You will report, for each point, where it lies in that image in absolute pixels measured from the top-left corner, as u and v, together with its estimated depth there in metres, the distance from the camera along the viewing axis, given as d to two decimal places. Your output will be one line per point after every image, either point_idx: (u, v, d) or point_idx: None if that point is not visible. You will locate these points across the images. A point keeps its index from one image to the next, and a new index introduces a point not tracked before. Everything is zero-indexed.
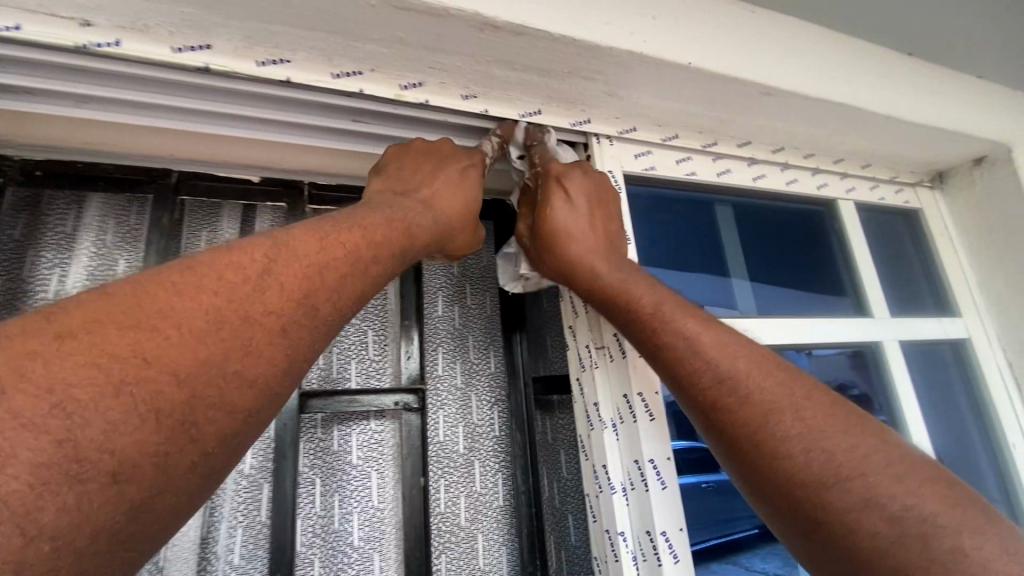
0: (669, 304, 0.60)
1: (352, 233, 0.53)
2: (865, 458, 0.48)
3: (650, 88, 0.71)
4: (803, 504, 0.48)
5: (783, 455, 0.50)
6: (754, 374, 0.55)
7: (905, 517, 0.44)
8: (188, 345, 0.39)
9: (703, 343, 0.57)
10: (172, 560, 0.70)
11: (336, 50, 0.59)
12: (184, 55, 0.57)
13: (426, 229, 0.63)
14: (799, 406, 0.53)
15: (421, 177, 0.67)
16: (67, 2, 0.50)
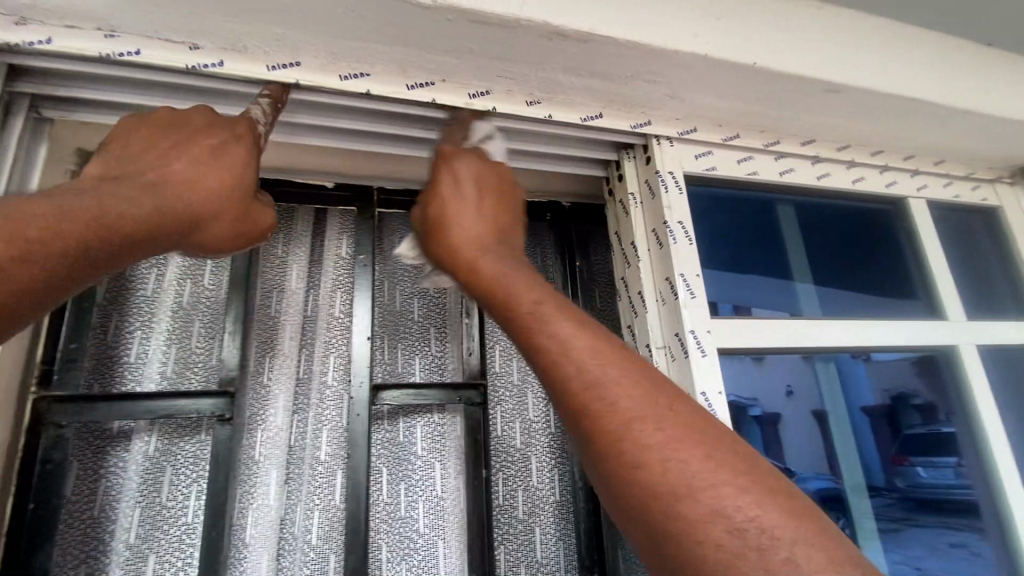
0: (547, 298, 0.53)
1: (66, 212, 0.44)
2: (716, 468, 0.43)
3: (712, 88, 0.72)
4: (659, 517, 0.42)
5: (641, 462, 0.43)
6: (621, 381, 0.47)
7: (748, 529, 0.40)
8: None
9: (571, 342, 0.49)
10: (257, 536, 0.75)
11: (411, 62, 0.63)
12: (278, 72, 0.62)
13: (134, 218, 0.49)
14: (660, 411, 0.46)
15: (148, 156, 0.55)
16: (180, 28, 0.56)
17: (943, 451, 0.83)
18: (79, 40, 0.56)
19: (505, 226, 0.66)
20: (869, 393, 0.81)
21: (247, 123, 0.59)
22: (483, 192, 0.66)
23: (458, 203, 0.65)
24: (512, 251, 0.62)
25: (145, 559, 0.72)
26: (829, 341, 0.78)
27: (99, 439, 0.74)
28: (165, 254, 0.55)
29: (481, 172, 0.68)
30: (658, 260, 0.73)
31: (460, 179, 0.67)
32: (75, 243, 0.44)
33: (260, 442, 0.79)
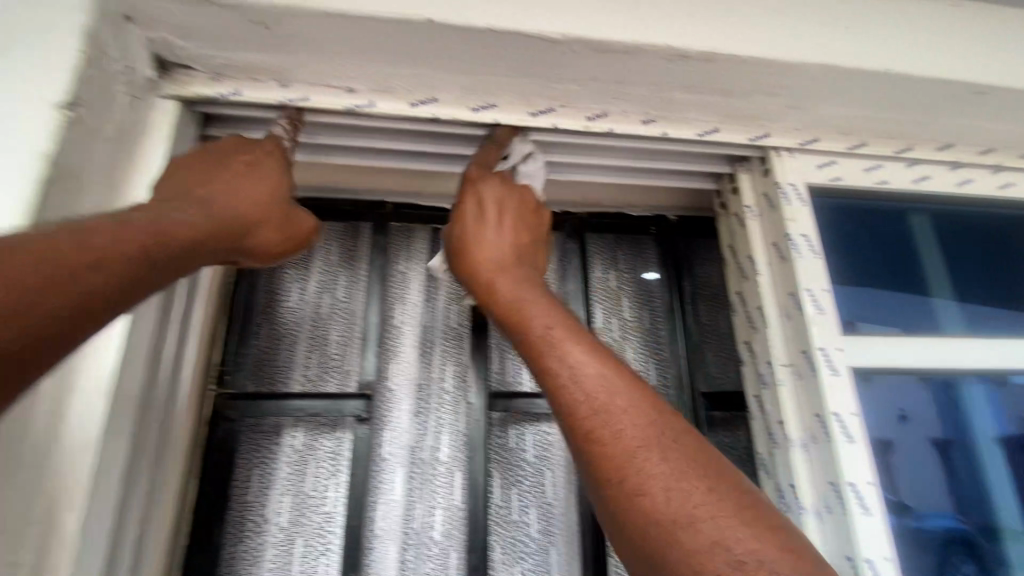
0: (562, 328, 0.60)
1: (127, 223, 0.45)
2: (716, 500, 0.48)
3: (833, 96, 0.71)
4: (658, 538, 0.46)
5: (646, 492, 0.48)
6: (627, 412, 0.53)
7: (745, 562, 0.44)
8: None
9: (586, 377, 0.55)
10: (386, 528, 0.82)
11: (536, 90, 0.67)
12: (418, 108, 0.67)
13: (187, 224, 0.50)
14: (662, 443, 0.51)
15: (197, 177, 0.57)
16: (340, 74, 0.64)
17: None
18: (260, 93, 0.65)
19: (529, 253, 0.71)
20: (1004, 422, 0.72)
21: (279, 147, 0.64)
22: (505, 216, 0.71)
23: (490, 230, 0.69)
24: (533, 277, 0.67)
25: (294, 542, 0.80)
26: (975, 362, 0.72)
27: (256, 432, 0.84)
28: (215, 261, 0.55)
29: (510, 201, 0.72)
30: (780, 276, 0.72)
31: (483, 203, 0.71)
32: (143, 248, 0.45)
33: (386, 441, 0.86)
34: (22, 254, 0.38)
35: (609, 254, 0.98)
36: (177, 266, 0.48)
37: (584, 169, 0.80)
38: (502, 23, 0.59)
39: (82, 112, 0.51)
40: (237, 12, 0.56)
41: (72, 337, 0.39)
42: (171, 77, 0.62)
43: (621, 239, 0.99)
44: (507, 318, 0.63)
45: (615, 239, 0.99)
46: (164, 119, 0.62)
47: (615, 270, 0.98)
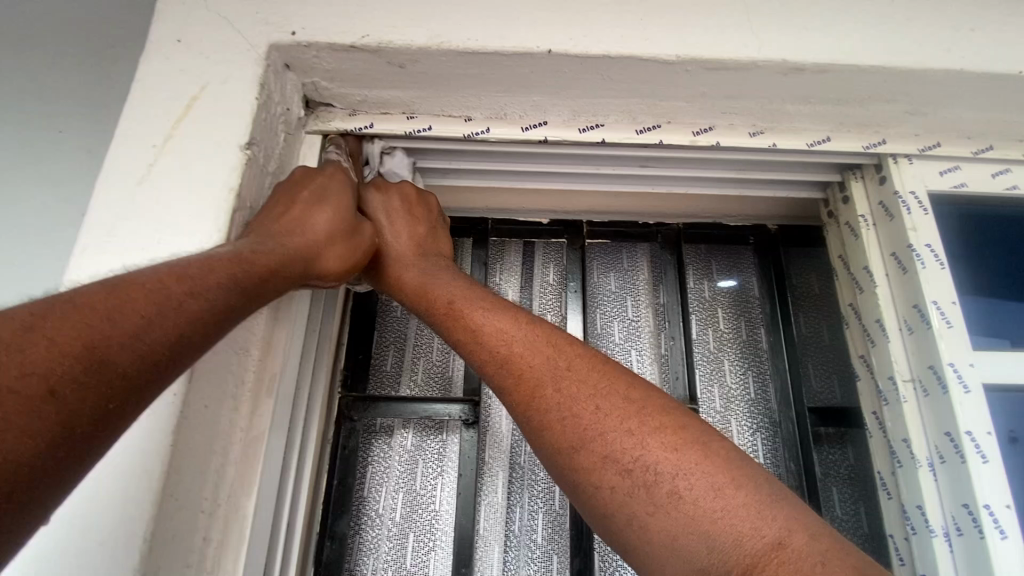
0: (462, 297, 0.63)
1: (217, 258, 0.48)
2: (605, 416, 0.51)
3: (959, 100, 0.68)
4: (566, 464, 0.51)
5: (548, 426, 0.53)
6: (526, 356, 0.57)
7: (633, 469, 0.48)
8: (118, 320, 0.39)
9: (489, 333, 0.59)
10: (488, 528, 0.86)
11: (644, 109, 0.71)
12: (530, 131, 0.72)
13: (260, 251, 0.53)
14: (559, 375, 0.55)
15: (276, 211, 0.60)
16: (463, 104, 0.70)
17: None
18: (391, 124, 0.72)
19: (432, 239, 0.72)
20: None
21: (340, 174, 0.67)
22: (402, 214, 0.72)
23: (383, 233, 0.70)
24: (438, 263, 0.69)
25: (407, 537, 0.86)
26: None
27: (371, 433, 0.91)
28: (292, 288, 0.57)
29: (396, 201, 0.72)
30: (900, 287, 0.70)
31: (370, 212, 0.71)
32: (228, 277, 0.48)
33: (487, 445, 0.90)
34: (130, 287, 0.42)
35: (701, 263, 0.99)
36: (258, 291, 0.51)
37: (686, 183, 0.82)
38: (620, 48, 0.63)
39: (256, 151, 0.59)
40: (381, 55, 0.63)
41: (177, 355, 0.42)
42: (315, 114, 0.71)
43: (713, 252, 1.00)
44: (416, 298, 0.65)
45: (707, 250, 1.00)
46: (310, 152, 0.70)
47: (709, 282, 0.98)
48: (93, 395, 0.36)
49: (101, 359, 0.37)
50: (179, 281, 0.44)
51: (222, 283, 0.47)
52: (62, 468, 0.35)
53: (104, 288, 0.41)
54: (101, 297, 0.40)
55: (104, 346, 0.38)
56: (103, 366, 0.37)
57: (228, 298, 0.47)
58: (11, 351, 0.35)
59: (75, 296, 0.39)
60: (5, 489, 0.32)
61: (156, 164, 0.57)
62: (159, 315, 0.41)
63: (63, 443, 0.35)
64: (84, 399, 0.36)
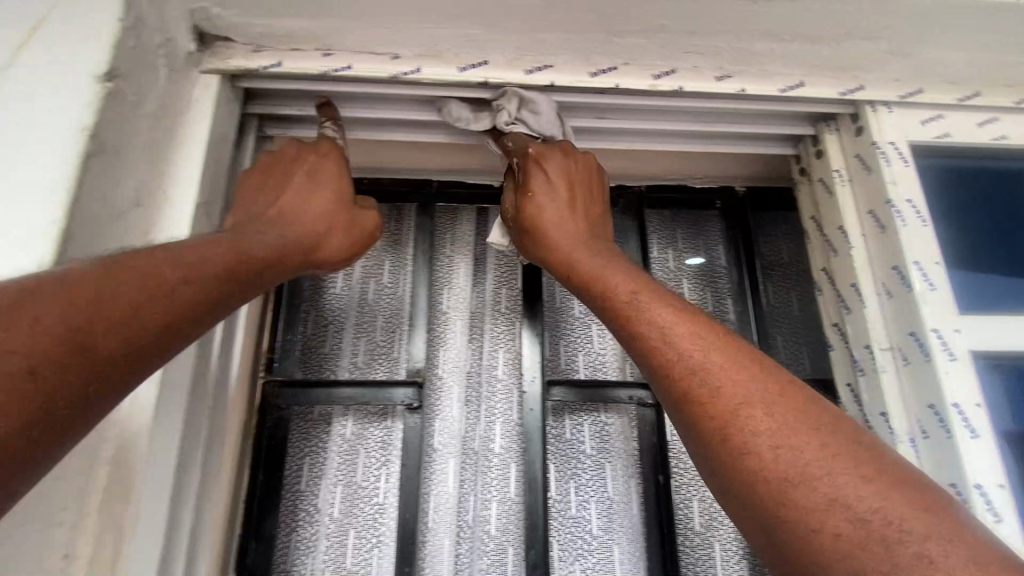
0: (650, 293, 0.53)
1: (209, 245, 0.47)
2: (821, 451, 0.41)
3: (944, 37, 0.61)
4: (772, 498, 0.40)
5: (752, 450, 0.42)
6: (732, 367, 0.46)
7: (869, 519, 0.37)
8: (112, 301, 0.39)
9: (678, 336, 0.49)
10: (438, 523, 0.78)
11: (598, 47, 0.62)
12: (468, 72, 0.62)
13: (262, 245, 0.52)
14: (770, 399, 0.44)
15: (265, 199, 0.60)
16: (387, 39, 0.60)
17: None
18: (302, 62, 0.61)
19: (600, 226, 0.64)
20: None
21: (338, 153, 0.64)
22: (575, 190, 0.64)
23: (554, 206, 0.62)
24: (614, 249, 0.60)
25: (346, 534, 0.78)
26: None
27: (305, 422, 0.82)
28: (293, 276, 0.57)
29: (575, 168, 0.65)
30: (878, 248, 0.64)
31: (546, 179, 0.64)
32: (224, 266, 0.47)
33: (438, 431, 0.82)
34: (123, 266, 0.41)
35: (665, 230, 0.92)
36: (255, 289, 0.51)
37: (650, 139, 0.73)
38: None
39: (122, 85, 0.49)
40: None
41: (164, 342, 0.41)
42: (211, 51, 0.60)
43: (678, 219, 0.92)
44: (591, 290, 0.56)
45: (671, 216, 0.92)
46: (206, 95, 0.59)
47: (674, 250, 0.91)
48: (75, 378, 0.36)
49: (90, 340, 0.37)
50: (177, 267, 0.43)
51: (222, 273, 0.46)
52: (38, 447, 0.34)
53: (93, 266, 0.40)
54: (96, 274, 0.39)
55: (94, 328, 0.37)
56: (87, 349, 0.37)
57: (221, 286, 0.46)
58: None
59: (70, 274, 0.38)
60: None
61: None
62: (148, 299, 0.40)
63: (38, 425, 0.34)
64: (67, 380, 0.35)
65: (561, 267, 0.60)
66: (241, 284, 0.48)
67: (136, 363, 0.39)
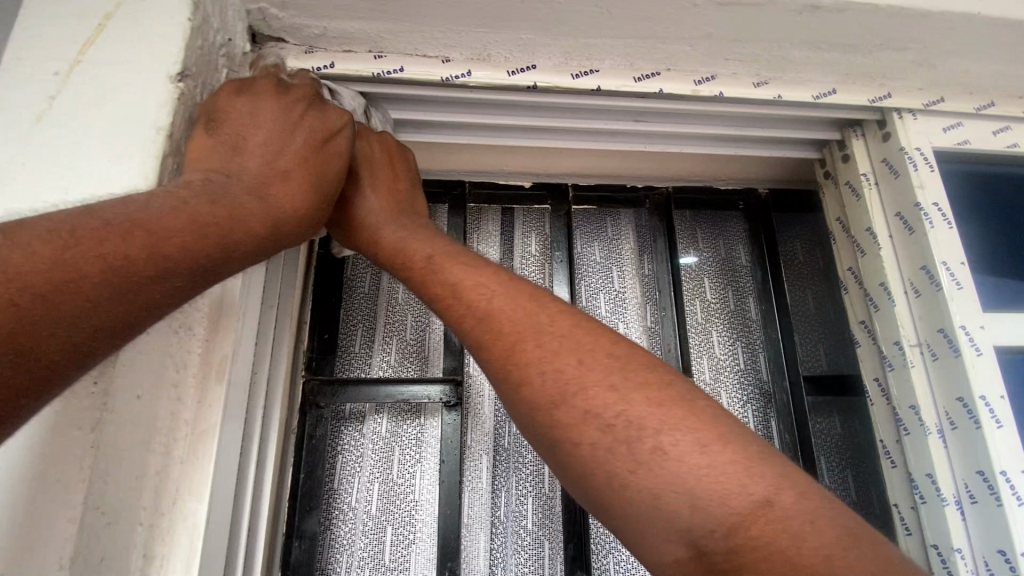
0: (443, 255, 0.54)
1: (186, 210, 0.40)
2: (601, 388, 0.42)
3: (970, 49, 0.64)
4: (573, 439, 0.41)
5: (530, 381, 0.44)
6: (515, 314, 0.47)
7: (639, 451, 0.39)
8: (52, 273, 0.33)
9: (470, 290, 0.50)
10: (475, 519, 0.80)
11: (643, 53, 0.64)
12: (517, 76, 0.64)
13: (240, 207, 0.43)
14: (542, 330, 0.46)
15: (235, 136, 0.49)
16: (440, 42, 0.61)
17: None
18: (355, 63, 0.62)
19: (411, 197, 0.62)
20: None
21: (321, 125, 0.52)
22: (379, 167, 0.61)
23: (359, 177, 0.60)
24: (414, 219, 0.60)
25: (384, 530, 0.79)
26: None
27: (339, 420, 0.82)
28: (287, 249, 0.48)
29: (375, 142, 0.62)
30: (906, 249, 0.67)
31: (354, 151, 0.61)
32: (203, 235, 0.40)
33: (471, 428, 0.84)
34: (72, 231, 0.34)
35: (687, 231, 0.94)
36: (241, 263, 0.43)
37: (682, 142, 0.76)
38: None
39: (191, 84, 0.49)
40: None
41: (114, 324, 0.35)
42: (263, 50, 0.60)
43: (698, 220, 0.95)
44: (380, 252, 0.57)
45: (692, 218, 0.95)
46: None
47: (695, 250, 0.93)
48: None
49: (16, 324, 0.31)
50: (145, 235, 0.37)
51: (196, 245, 0.39)
52: None
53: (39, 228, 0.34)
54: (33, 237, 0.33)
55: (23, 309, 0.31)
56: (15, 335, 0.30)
57: (194, 259, 0.38)
58: None
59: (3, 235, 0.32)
60: None
61: (60, 96, 0.46)
62: (95, 274, 0.34)
63: None
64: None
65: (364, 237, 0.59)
66: (218, 255, 0.40)
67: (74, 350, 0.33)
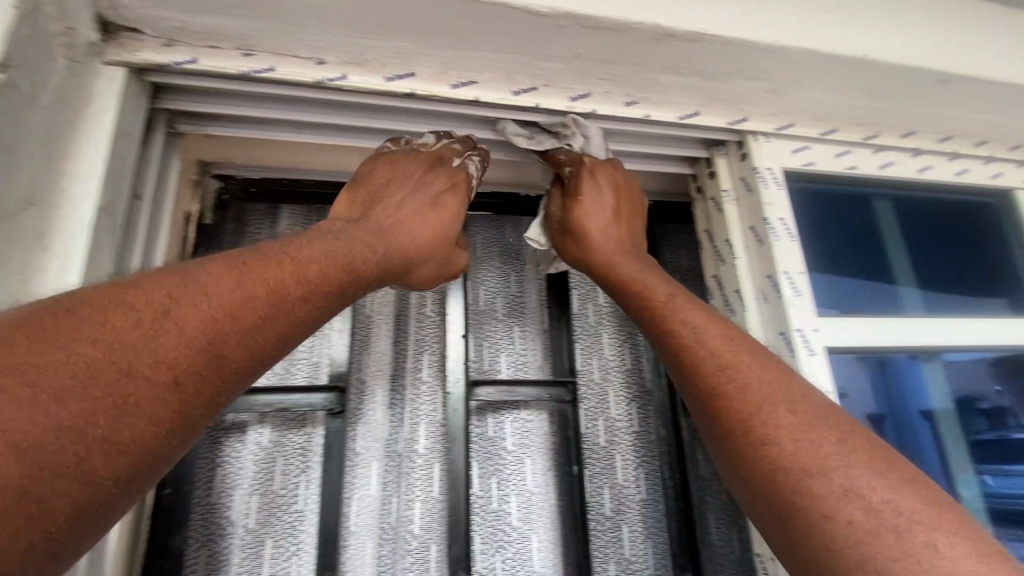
0: (680, 298, 0.63)
1: (322, 259, 0.55)
2: (849, 451, 0.48)
3: (809, 82, 0.72)
4: (783, 484, 0.48)
5: (773, 441, 0.50)
6: (755, 366, 0.56)
7: (881, 509, 0.44)
8: (242, 312, 0.46)
9: (712, 342, 0.58)
10: (361, 525, 0.79)
11: (519, 68, 0.66)
12: (394, 83, 0.64)
13: (369, 263, 0.60)
14: (792, 398, 0.53)
15: (393, 208, 0.67)
16: (311, 44, 0.60)
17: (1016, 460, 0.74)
18: (220, 60, 0.60)
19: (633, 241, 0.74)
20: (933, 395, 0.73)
21: (435, 193, 0.70)
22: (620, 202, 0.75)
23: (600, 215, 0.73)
24: (644, 258, 0.71)
25: (263, 544, 0.76)
26: (929, 342, 0.74)
27: (217, 431, 0.79)
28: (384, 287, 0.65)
29: (604, 182, 0.74)
30: (758, 260, 0.74)
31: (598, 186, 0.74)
32: (333, 282, 0.54)
33: (361, 436, 0.82)
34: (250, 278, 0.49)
35: None
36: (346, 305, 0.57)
37: None
38: None
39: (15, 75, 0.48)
40: None
41: (271, 351, 0.49)
42: (116, 41, 0.58)
43: None
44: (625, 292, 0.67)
45: None
46: (110, 89, 0.58)
47: None
48: (208, 386, 0.44)
49: (217, 352, 0.44)
50: (298, 283, 0.51)
51: (329, 291, 0.54)
52: (172, 441, 0.42)
53: (228, 274, 0.48)
54: (225, 283, 0.47)
55: (219, 339, 0.45)
56: (217, 360, 0.44)
57: (323, 304, 0.53)
58: (156, 334, 0.42)
59: (207, 282, 0.47)
60: (127, 463, 0.39)
61: None
62: (263, 313, 0.48)
63: (185, 422, 0.43)
64: (200, 385, 0.43)
65: (600, 270, 0.71)
66: (337, 298, 0.55)
67: (246, 370, 0.47)
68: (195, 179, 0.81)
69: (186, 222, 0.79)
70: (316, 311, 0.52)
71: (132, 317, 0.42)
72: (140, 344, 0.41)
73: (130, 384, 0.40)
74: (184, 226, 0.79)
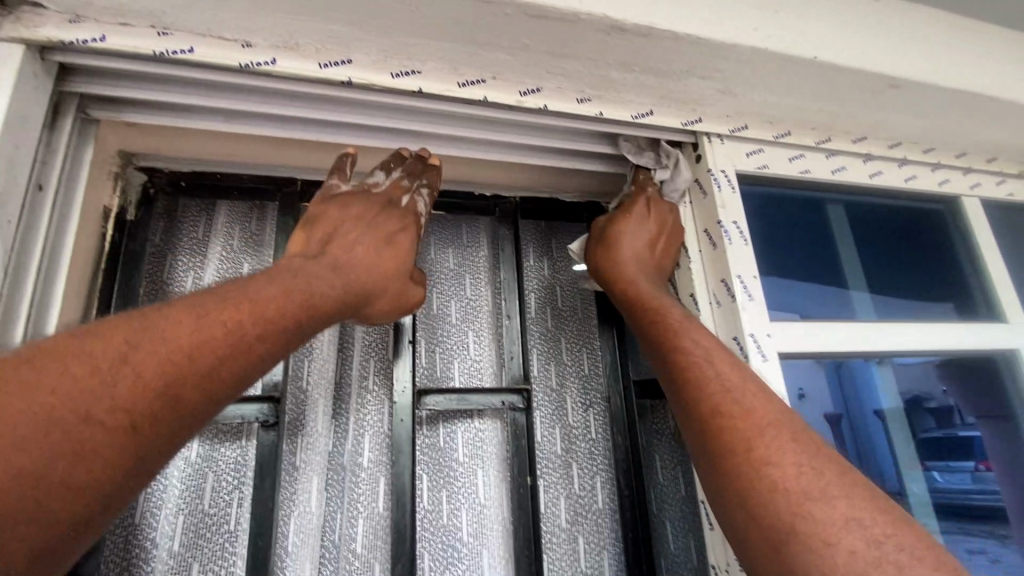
0: (696, 324, 0.64)
1: (286, 292, 0.53)
2: (848, 482, 0.49)
3: (763, 84, 0.71)
4: (776, 507, 0.48)
5: (772, 463, 0.50)
6: (760, 394, 0.56)
7: (882, 541, 0.44)
8: (201, 350, 0.44)
9: (725, 366, 0.58)
10: (298, 545, 0.73)
11: (465, 59, 0.63)
12: (330, 70, 0.60)
13: (331, 296, 0.58)
14: (796, 427, 0.53)
15: (345, 243, 0.64)
16: (236, 26, 0.55)
17: (962, 457, 0.75)
18: (132, 38, 0.55)
19: (658, 269, 0.75)
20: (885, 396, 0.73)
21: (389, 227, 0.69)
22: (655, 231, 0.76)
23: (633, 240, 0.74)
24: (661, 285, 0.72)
25: (189, 569, 0.70)
26: (882, 346, 0.74)
27: None
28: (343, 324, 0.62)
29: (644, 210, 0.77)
30: (712, 263, 0.73)
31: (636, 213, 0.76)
32: (296, 315, 0.52)
33: (300, 449, 0.77)
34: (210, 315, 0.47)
35: (540, 241, 0.96)
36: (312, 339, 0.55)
37: (517, 151, 0.78)
38: None
39: None
40: None
41: (233, 391, 0.46)
42: (13, 14, 0.52)
43: (552, 230, 0.97)
44: (641, 314, 0.68)
45: (546, 228, 0.97)
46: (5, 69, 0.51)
47: (549, 261, 0.95)
48: (167, 432, 0.41)
49: (176, 395, 0.42)
50: (260, 318, 0.49)
51: (294, 325, 0.52)
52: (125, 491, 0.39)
53: (187, 312, 0.46)
54: (185, 320, 0.45)
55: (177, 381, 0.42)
56: (176, 403, 0.42)
57: (287, 338, 0.51)
58: (110, 377, 0.40)
59: (165, 320, 0.44)
60: (75, 517, 0.36)
61: None
62: (226, 352, 0.46)
63: (139, 470, 0.40)
64: (157, 431, 0.41)
65: (621, 292, 0.72)
66: (304, 330, 0.53)
67: (205, 412, 0.44)
68: (118, 171, 0.74)
69: (106, 217, 0.73)
70: (280, 348, 0.50)
71: (86, 362, 0.40)
72: (90, 391, 0.39)
73: (79, 433, 0.37)
74: (104, 222, 0.73)
